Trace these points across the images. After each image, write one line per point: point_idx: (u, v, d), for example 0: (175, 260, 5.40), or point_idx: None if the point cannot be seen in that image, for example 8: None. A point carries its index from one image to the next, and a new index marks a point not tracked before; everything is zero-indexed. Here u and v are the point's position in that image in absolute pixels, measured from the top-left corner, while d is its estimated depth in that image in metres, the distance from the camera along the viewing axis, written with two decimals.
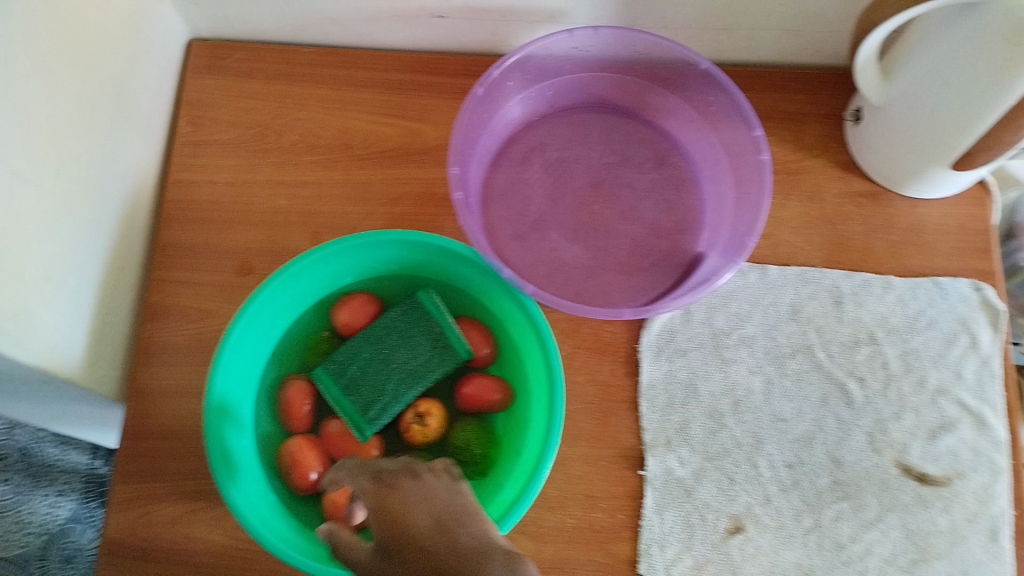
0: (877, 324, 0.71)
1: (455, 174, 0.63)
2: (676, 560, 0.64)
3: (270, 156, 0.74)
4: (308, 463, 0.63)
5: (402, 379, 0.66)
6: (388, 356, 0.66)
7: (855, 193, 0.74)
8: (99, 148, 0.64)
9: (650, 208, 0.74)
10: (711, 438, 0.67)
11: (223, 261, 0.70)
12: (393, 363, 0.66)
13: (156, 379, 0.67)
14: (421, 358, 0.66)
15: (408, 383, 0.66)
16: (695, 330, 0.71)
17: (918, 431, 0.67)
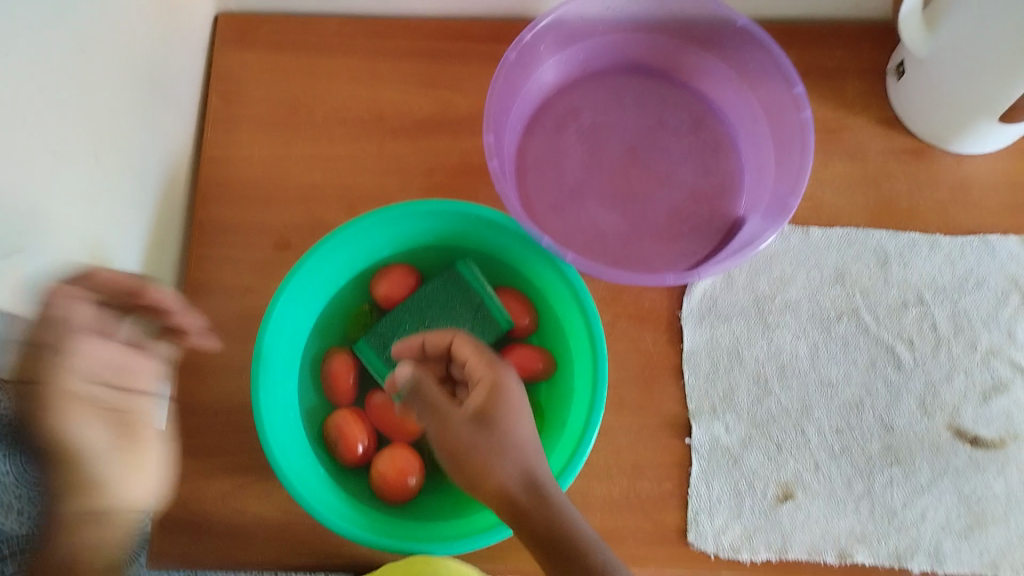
0: (925, 285, 0.69)
1: (489, 142, 0.61)
2: (726, 528, 0.64)
3: (303, 131, 0.73)
4: (356, 436, 0.63)
5: None
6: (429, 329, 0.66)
7: (900, 150, 0.72)
8: (136, 127, 0.64)
9: (689, 172, 0.72)
10: (757, 405, 0.66)
11: (261, 237, 0.70)
12: None
13: (200, 355, 0.67)
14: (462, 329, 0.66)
15: None
16: (737, 296, 0.69)
17: (970, 392, 0.66)
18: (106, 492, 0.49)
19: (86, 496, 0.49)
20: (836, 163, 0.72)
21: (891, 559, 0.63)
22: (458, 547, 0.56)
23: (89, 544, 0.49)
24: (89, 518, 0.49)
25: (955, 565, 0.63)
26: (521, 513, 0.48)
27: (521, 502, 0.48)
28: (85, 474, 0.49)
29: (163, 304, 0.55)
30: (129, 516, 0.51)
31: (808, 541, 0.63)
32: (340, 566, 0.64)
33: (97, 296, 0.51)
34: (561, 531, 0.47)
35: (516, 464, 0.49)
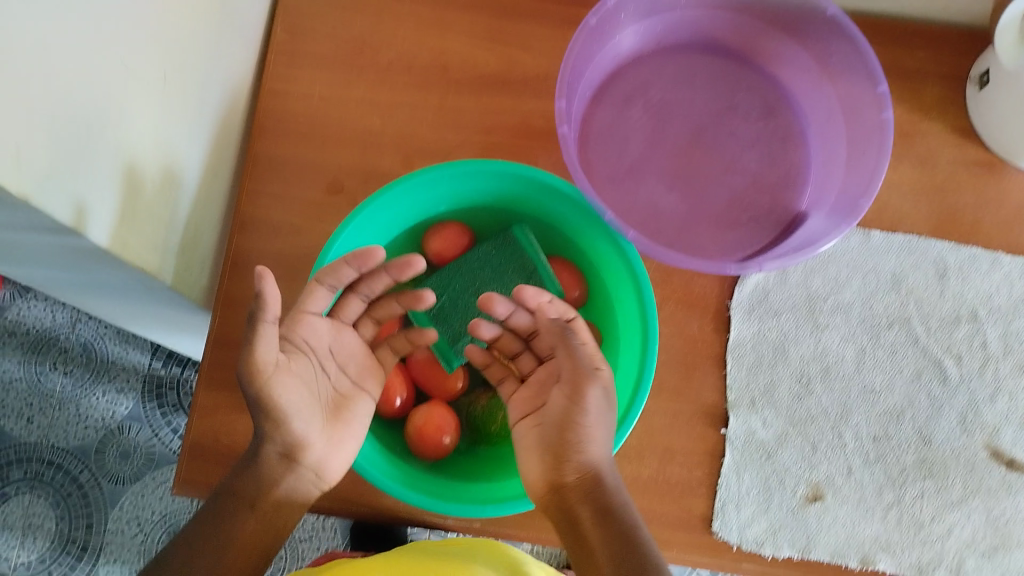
0: (981, 302, 0.68)
1: (562, 108, 0.59)
2: (751, 522, 0.63)
3: (366, 74, 0.71)
4: (395, 388, 0.64)
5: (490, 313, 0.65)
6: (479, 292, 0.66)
7: (971, 162, 0.70)
8: (203, 52, 0.62)
9: (754, 160, 0.70)
10: (797, 404, 0.66)
11: (314, 177, 0.69)
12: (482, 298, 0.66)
13: (243, 289, 0.67)
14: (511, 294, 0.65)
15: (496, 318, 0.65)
16: (790, 291, 0.68)
17: (1012, 415, 0.66)
18: (308, 446, 0.53)
19: (297, 449, 0.52)
20: (904, 168, 0.70)
21: (912, 569, 0.64)
22: (493, 511, 0.55)
23: (283, 496, 0.52)
24: (281, 472, 0.52)
25: None
26: (601, 508, 0.50)
27: (601, 497, 0.51)
28: (306, 432, 0.53)
29: (392, 300, 0.62)
30: (323, 482, 0.55)
31: (832, 544, 0.63)
32: (365, 515, 0.63)
33: (342, 284, 0.56)
34: (636, 541, 0.48)
35: (601, 454, 0.52)
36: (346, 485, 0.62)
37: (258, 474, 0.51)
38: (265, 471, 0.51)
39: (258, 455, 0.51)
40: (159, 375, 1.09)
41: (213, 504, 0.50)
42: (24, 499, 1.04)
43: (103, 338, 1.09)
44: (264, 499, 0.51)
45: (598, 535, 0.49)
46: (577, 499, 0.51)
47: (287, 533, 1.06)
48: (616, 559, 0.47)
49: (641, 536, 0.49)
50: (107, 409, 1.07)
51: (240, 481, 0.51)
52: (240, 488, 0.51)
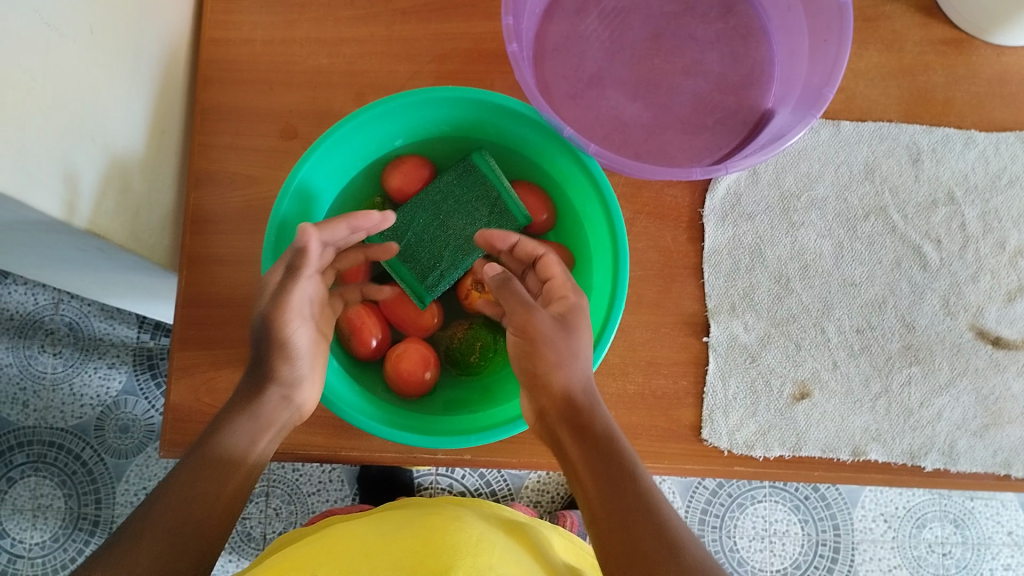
0: (956, 183, 0.67)
1: (508, 25, 0.56)
2: (741, 425, 0.63)
3: (307, 13, 0.68)
4: (369, 330, 0.63)
5: (460, 246, 0.64)
6: (444, 224, 0.65)
7: (938, 40, 0.67)
8: (131, 3, 0.60)
9: (716, 61, 0.67)
10: (778, 304, 0.65)
11: (266, 124, 0.67)
12: (450, 231, 0.65)
13: (208, 246, 0.65)
14: (479, 224, 0.65)
15: (466, 249, 0.64)
16: (762, 193, 0.67)
17: (995, 293, 0.66)
18: (291, 396, 0.53)
19: (281, 398, 0.53)
20: (871, 54, 0.66)
21: (906, 457, 0.64)
22: (478, 441, 0.55)
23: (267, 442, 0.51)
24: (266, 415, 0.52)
25: (968, 463, 0.64)
26: (575, 429, 0.49)
27: (577, 416, 0.50)
28: (291, 384, 0.53)
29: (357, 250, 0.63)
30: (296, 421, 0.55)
31: (823, 439, 0.63)
32: (356, 460, 0.63)
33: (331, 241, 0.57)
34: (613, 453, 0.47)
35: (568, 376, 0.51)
36: (332, 431, 0.63)
37: (252, 415, 0.51)
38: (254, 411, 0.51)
39: (247, 396, 0.51)
40: (148, 347, 1.08)
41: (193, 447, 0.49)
42: (31, 482, 1.05)
43: (88, 316, 1.08)
44: (250, 440, 0.50)
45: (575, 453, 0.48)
46: (556, 421, 0.51)
47: (294, 488, 1.07)
48: (593, 474, 0.46)
49: (620, 448, 0.48)
50: (101, 386, 1.07)
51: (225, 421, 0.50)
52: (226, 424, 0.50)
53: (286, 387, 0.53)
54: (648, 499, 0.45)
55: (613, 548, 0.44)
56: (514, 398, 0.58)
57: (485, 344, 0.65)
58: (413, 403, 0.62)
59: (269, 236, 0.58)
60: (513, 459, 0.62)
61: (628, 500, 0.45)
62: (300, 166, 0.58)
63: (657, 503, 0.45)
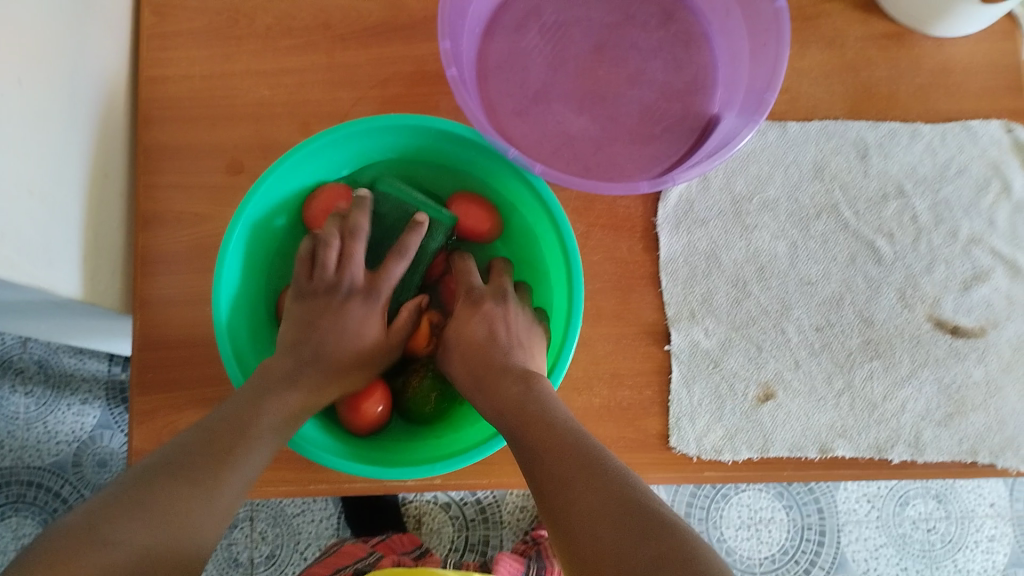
0: (906, 176, 0.67)
1: (446, 49, 0.55)
2: (708, 431, 0.63)
3: (245, 45, 0.68)
4: None
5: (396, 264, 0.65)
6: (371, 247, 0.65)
7: (879, 34, 0.67)
8: (62, 49, 0.59)
9: (659, 69, 0.67)
10: (737, 307, 0.65)
11: (211, 161, 0.66)
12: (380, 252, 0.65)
13: (159, 288, 0.65)
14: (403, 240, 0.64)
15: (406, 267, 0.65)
16: (714, 198, 0.67)
17: (951, 283, 0.67)
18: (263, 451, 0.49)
19: (247, 466, 0.47)
20: (813, 53, 0.67)
21: (873, 451, 0.64)
22: (441, 470, 0.54)
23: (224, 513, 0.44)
24: (240, 476, 0.46)
25: (935, 452, 0.64)
26: (523, 447, 0.48)
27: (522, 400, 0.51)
28: (254, 454, 0.48)
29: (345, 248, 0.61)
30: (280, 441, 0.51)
31: (789, 438, 0.64)
32: (325, 492, 0.62)
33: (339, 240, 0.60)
34: (554, 452, 0.46)
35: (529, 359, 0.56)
36: (299, 466, 0.62)
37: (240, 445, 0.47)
38: (219, 460, 0.46)
39: (217, 443, 0.47)
40: (121, 379, 1.07)
41: (143, 471, 0.43)
42: (10, 524, 1.02)
43: (57, 353, 1.06)
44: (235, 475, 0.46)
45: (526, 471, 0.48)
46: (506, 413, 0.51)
47: (279, 511, 1.06)
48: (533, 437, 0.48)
49: (564, 442, 0.46)
50: (75, 422, 1.05)
51: (187, 458, 0.45)
52: (190, 456, 0.45)
53: (251, 456, 0.48)
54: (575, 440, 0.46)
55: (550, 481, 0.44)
56: (479, 422, 0.58)
57: (440, 397, 0.63)
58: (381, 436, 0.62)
59: (218, 274, 0.57)
60: (484, 481, 0.62)
61: (563, 468, 0.44)
62: (259, 184, 0.58)
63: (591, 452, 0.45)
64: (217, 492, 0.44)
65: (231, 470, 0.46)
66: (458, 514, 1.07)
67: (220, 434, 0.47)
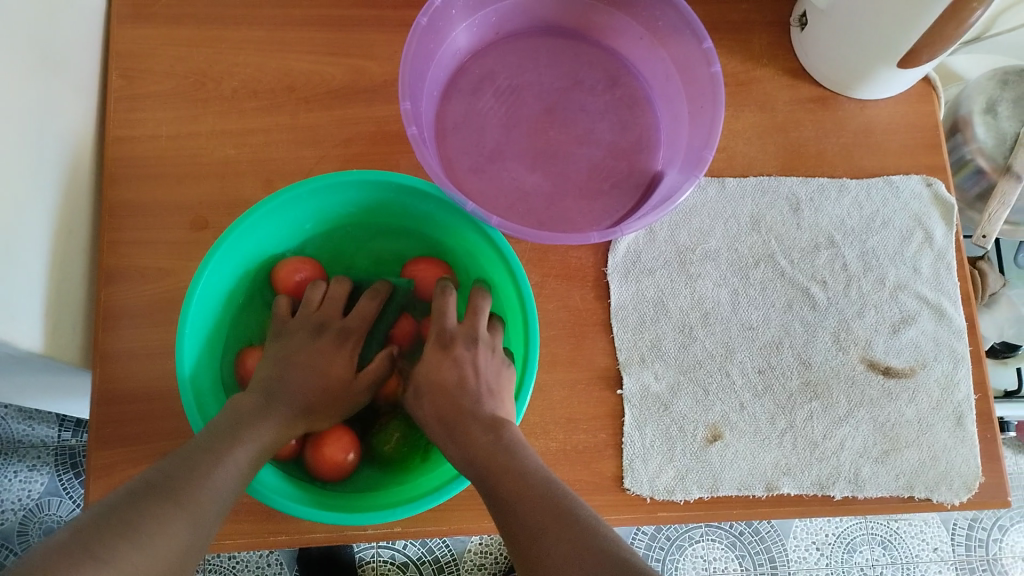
0: (835, 228, 0.72)
1: (406, 109, 0.59)
2: (660, 472, 0.66)
3: (210, 106, 0.70)
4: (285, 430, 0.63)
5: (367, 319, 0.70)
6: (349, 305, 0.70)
7: (805, 98, 0.74)
8: (31, 110, 0.61)
9: (606, 129, 0.72)
10: (684, 352, 0.69)
11: (176, 217, 0.68)
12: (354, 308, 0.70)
13: (123, 342, 0.66)
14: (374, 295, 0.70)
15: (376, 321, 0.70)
16: (660, 249, 0.71)
17: (881, 326, 0.71)
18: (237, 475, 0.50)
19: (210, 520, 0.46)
20: (747, 115, 0.73)
21: (816, 488, 0.67)
22: (403, 514, 0.55)
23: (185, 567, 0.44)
24: (211, 505, 0.47)
25: (873, 488, 0.68)
26: (496, 496, 0.50)
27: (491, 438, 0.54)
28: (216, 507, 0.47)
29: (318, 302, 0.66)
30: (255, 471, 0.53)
31: (737, 477, 0.66)
32: (284, 543, 0.63)
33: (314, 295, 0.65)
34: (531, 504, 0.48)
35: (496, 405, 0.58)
36: (259, 517, 0.63)
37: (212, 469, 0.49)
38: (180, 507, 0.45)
39: (174, 485, 0.46)
40: (71, 445, 1.05)
41: (93, 519, 0.42)
42: None
43: (7, 418, 1.05)
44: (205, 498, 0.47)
45: (497, 514, 0.50)
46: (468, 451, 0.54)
47: (234, 572, 1.04)
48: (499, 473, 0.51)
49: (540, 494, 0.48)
50: (23, 489, 1.03)
51: (149, 505, 0.44)
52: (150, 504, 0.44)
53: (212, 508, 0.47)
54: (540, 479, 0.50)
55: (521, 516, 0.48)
56: (439, 467, 0.59)
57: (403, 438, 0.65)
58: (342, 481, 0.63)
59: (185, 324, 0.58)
60: (442, 527, 0.63)
61: (532, 504, 0.48)
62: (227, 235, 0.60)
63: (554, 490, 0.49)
64: (175, 537, 0.44)
65: (199, 493, 0.47)
66: (416, 573, 1.06)
67: (190, 458, 0.49)
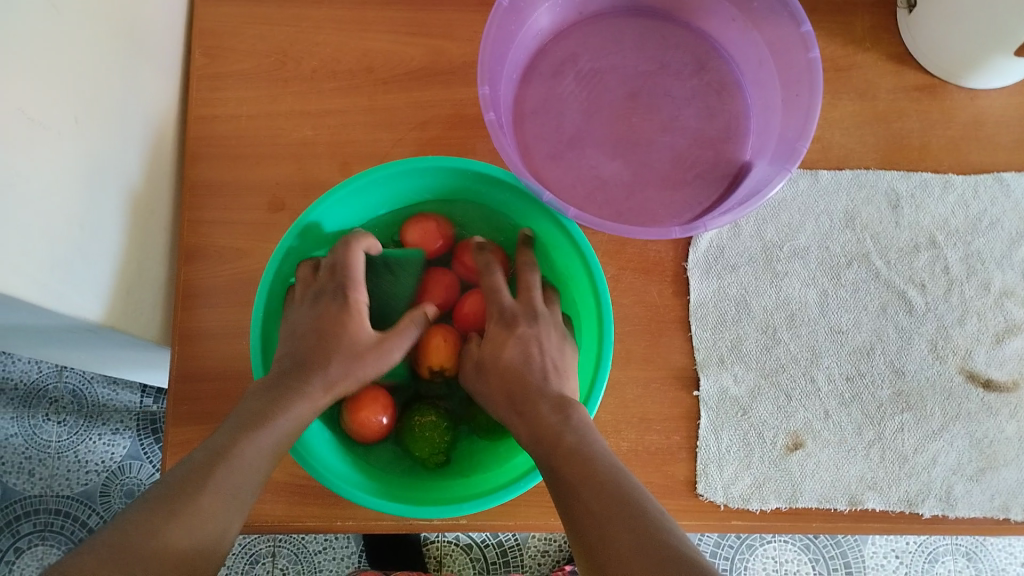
0: (937, 227, 0.67)
1: (486, 94, 0.57)
2: (736, 479, 0.63)
3: (289, 87, 0.70)
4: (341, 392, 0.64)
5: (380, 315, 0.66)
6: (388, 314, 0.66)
7: (911, 87, 0.69)
8: (114, 90, 0.62)
9: (692, 116, 0.68)
10: (767, 354, 0.65)
11: (253, 199, 0.68)
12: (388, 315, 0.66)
13: (201, 321, 0.66)
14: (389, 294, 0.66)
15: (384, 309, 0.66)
16: (744, 245, 0.67)
17: (983, 335, 0.66)
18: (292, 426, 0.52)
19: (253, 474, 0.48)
20: (846, 104, 0.68)
21: (904, 505, 0.63)
22: (469, 510, 0.54)
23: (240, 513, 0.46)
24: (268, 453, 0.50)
25: (966, 508, 0.63)
26: (556, 476, 0.49)
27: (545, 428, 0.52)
28: (257, 461, 0.49)
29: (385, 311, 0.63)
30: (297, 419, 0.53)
31: (818, 489, 0.63)
32: (351, 528, 0.63)
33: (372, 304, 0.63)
34: (600, 500, 0.45)
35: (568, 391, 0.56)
36: (325, 501, 0.63)
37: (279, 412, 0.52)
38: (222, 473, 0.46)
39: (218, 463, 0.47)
40: (152, 411, 1.08)
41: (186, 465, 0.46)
42: (37, 552, 1.03)
43: (92, 383, 1.08)
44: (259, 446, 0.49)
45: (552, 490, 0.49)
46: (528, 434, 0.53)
47: (301, 547, 1.06)
48: (553, 454, 0.50)
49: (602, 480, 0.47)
50: (105, 451, 1.06)
51: (199, 477, 0.45)
52: (203, 475, 0.45)
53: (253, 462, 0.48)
54: (586, 457, 0.49)
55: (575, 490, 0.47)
56: (509, 464, 0.58)
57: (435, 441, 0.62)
58: (394, 464, 0.63)
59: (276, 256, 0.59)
60: (508, 522, 0.62)
61: (580, 485, 0.47)
62: (345, 184, 0.60)
63: (599, 466, 0.48)
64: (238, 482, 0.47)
65: (259, 441, 0.49)
66: (479, 556, 1.06)
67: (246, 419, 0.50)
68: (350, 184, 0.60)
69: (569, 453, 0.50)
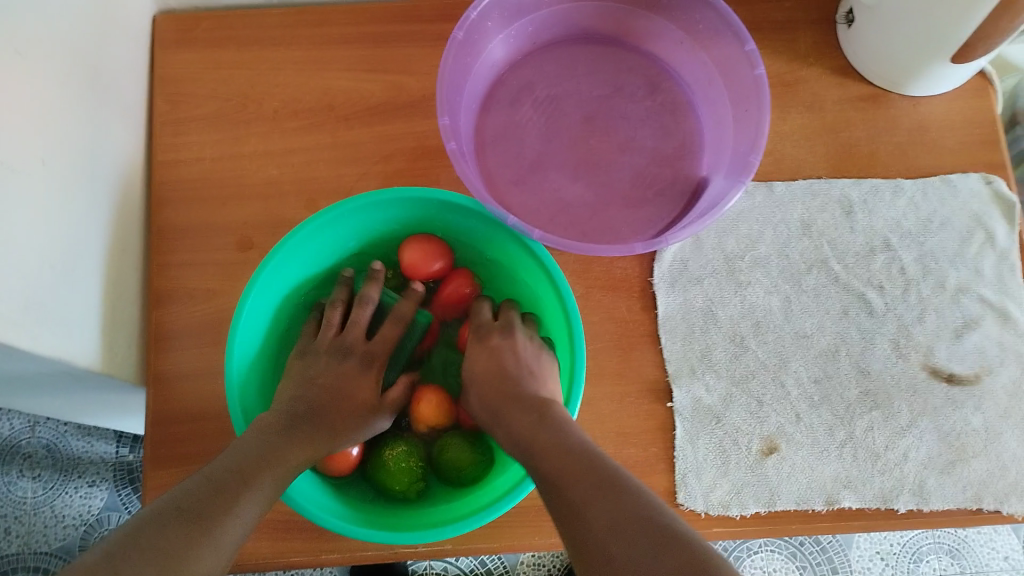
0: (891, 230, 0.70)
1: (446, 124, 0.58)
2: (714, 486, 0.64)
3: (254, 128, 0.71)
4: None
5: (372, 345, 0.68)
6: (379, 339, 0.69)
7: (855, 97, 0.71)
8: (80, 132, 0.62)
9: (649, 136, 0.71)
10: (736, 363, 0.67)
11: (222, 238, 0.69)
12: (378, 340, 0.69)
13: (176, 363, 0.66)
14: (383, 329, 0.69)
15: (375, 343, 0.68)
16: (707, 257, 0.69)
17: (942, 332, 0.68)
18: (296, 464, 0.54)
19: (261, 502, 0.50)
20: (794, 116, 0.71)
21: (879, 501, 0.64)
22: (452, 533, 0.54)
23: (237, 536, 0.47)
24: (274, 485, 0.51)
25: (940, 500, 0.65)
26: (536, 453, 0.52)
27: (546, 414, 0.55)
28: (264, 490, 0.50)
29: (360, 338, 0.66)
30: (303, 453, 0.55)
31: (795, 491, 0.64)
32: (336, 562, 0.63)
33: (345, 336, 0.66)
34: (583, 482, 0.47)
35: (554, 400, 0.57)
36: (311, 535, 0.63)
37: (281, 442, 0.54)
38: (238, 494, 0.48)
39: (237, 487, 0.49)
40: (129, 461, 1.07)
41: (197, 485, 0.48)
42: None
43: (65, 436, 1.07)
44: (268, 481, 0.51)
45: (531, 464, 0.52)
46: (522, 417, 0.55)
47: None
48: (542, 431, 0.53)
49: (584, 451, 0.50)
50: (82, 505, 1.04)
51: (212, 498, 0.47)
52: (217, 495, 0.47)
53: (260, 491, 0.50)
54: (564, 433, 0.52)
55: (554, 457, 0.50)
56: (491, 485, 0.58)
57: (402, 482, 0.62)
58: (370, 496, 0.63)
59: (252, 285, 0.59)
60: (494, 545, 0.62)
61: (557, 454, 0.50)
62: (319, 215, 0.61)
63: (574, 441, 0.51)
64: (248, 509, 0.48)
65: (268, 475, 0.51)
66: None
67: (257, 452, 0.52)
68: (323, 216, 0.61)
69: (576, 480, 0.48)
